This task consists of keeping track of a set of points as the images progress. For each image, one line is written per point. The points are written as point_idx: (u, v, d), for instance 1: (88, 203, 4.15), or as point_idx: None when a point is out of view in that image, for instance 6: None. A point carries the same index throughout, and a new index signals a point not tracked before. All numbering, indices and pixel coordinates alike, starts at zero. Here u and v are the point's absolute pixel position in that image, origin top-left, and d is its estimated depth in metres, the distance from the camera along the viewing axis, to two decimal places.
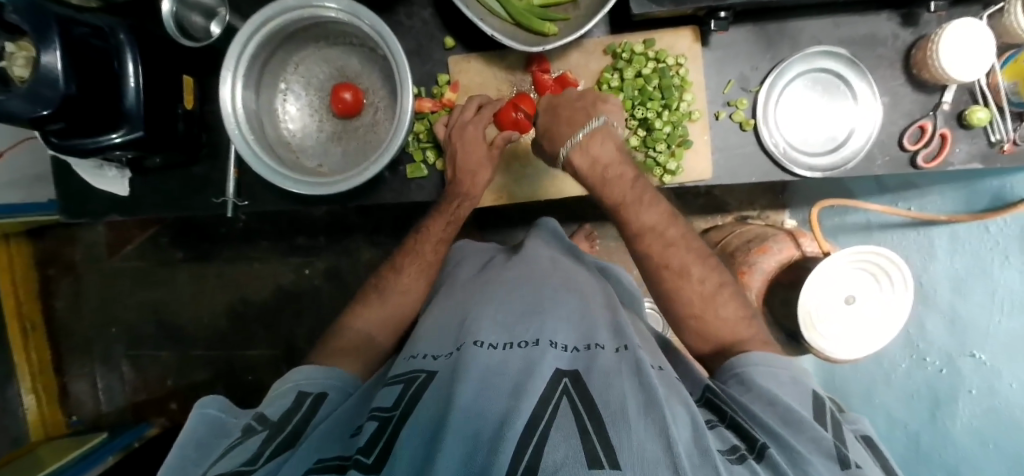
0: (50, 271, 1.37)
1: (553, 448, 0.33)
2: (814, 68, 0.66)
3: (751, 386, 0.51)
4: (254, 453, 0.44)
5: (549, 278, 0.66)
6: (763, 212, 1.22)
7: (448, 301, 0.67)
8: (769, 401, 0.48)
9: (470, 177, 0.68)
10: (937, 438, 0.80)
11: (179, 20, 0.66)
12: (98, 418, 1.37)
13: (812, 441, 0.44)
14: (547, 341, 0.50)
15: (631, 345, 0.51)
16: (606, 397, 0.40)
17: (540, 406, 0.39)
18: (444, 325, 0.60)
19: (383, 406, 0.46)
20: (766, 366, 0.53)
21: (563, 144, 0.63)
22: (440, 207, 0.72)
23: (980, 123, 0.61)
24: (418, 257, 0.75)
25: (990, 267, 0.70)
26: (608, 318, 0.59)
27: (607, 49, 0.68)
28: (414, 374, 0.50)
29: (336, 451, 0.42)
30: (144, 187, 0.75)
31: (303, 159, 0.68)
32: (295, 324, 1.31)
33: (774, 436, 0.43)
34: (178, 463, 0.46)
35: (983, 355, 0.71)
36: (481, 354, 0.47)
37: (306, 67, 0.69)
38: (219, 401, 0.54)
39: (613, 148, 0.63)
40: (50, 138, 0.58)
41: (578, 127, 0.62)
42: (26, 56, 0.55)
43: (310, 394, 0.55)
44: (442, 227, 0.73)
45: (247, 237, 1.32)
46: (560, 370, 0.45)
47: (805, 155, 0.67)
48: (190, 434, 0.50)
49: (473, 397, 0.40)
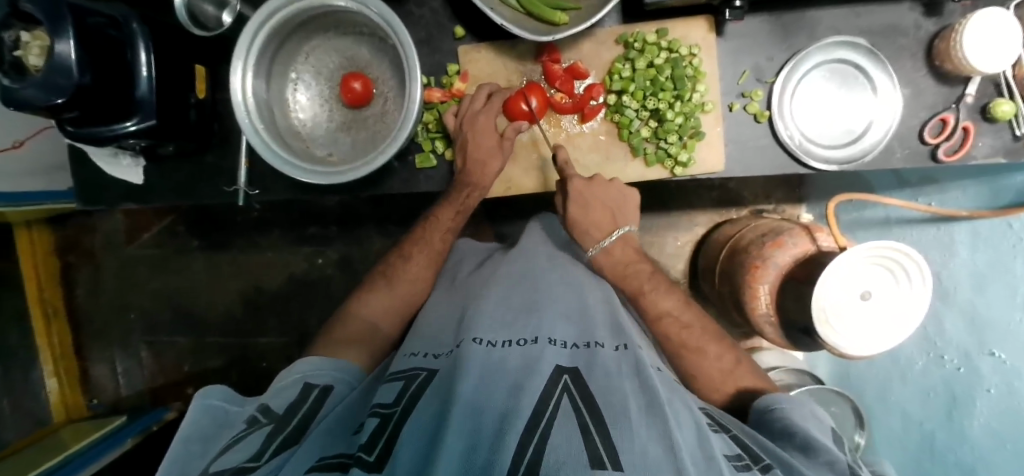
0: (70, 258, 1.40)
1: (555, 445, 0.34)
2: (833, 58, 0.64)
3: (771, 417, 0.52)
4: (257, 449, 0.44)
5: (550, 274, 0.65)
6: (778, 206, 1.20)
7: (455, 294, 0.67)
8: (782, 429, 0.49)
9: (479, 166, 0.67)
10: (954, 441, 0.78)
11: (190, 9, 0.66)
12: (117, 402, 1.40)
13: (828, 466, 0.44)
14: (546, 339, 0.50)
15: (630, 344, 0.52)
16: (606, 397, 0.41)
17: (541, 402, 0.39)
18: (447, 321, 0.61)
19: (384, 402, 0.46)
20: (787, 400, 0.54)
21: (592, 247, 0.71)
22: (450, 194, 0.71)
23: (1005, 118, 0.59)
24: (425, 243, 0.76)
25: (1014, 263, 0.67)
26: (608, 317, 0.60)
27: (619, 39, 0.67)
28: (414, 372, 0.50)
29: (340, 449, 0.42)
30: (159, 175, 0.76)
31: (314, 148, 0.68)
32: (307, 312, 1.33)
33: (782, 456, 0.43)
34: (180, 454, 0.47)
35: (1002, 354, 0.69)
36: (481, 351, 0.47)
37: (316, 57, 0.69)
38: (223, 391, 0.56)
39: (631, 251, 0.71)
40: (65, 126, 0.59)
41: (609, 236, 0.70)
42: (41, 45, 0.56)
43: (316, 386, 0.56)
44: (451, 216, 0.73)
45: (260, 226, 1.34)
46: (560, 367, 0.45)
47: (821, 148, 0.65)
48: (194, 422, 0.51)
49: (476, 392, 0.40)
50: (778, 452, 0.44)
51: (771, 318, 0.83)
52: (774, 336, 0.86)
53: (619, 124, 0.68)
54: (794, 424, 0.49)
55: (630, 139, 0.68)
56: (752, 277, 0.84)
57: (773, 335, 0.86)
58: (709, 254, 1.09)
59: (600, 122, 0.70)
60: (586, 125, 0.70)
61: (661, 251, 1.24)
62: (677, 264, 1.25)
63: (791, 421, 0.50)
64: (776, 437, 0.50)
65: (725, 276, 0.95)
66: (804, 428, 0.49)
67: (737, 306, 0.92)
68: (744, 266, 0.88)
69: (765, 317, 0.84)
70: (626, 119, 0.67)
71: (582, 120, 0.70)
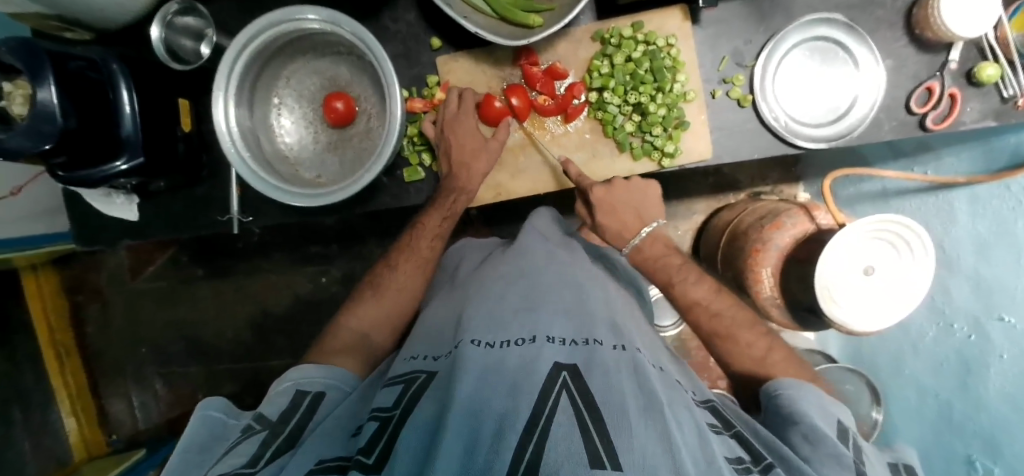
0: (79, 297, 1.41)
1: (555, 444, 0.33)
2: (811, 36, 0.64)
3: (782, 405, 0.53)
4: (252, 456, 0.44)
5: (547, 273, 0.65)
6: (775, 186, 1.20)
7: (448, 300, 0.68)
8: (790, 417, 0.51)
9: (465, 170, 0.68)
10: (972, 407, 0.77)
11: (169, 44, 0.68)
12: (135, 436, 1.41)
13: (834, 459, 0.44)
14: (543, 337, 0.49)
15: (629, 345, 0.52)
16: (606, 395, 0.40)
17: (540, 402, 0.39)
18: (443, 326, 0.60)
19: (384, 405, 0.46)
20: (797, 386, 0.55)
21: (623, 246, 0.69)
22: (437, 201, 0.71)
23: (991, 80, 0.59)
24: (415, 253, 0.76)
25: (1015, 225, 0.66)
26: (607, 314, 0.59)
27: (595, 36, 0.67)
28: (415, 374, 0.50)
29: (338, 452, 0.42)
30: (155, 210, 0.76)
31: (302, 171, 0.69)
32: (315, 330, 1.34)
33: (785, 455, 0.44)
34: (181, 465, 0.47)
35: (1011, 319, 0.67)
36: (476, 354, 0.46)
37: (298, 80, 0.69)
38: (221, 402, 0.55)
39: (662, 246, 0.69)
40: (56, 171, 0.59)
41: (638, 235, 0.68)
42: (24, 94, 0.57)
43: (308, 393, 0.56)
44: (438, 223, 0.72)
45: (262, 250, 1.35)
46: (560, 364, 0.45)
47: (806, 127, 0.65)
48: (194, 435, 0.51)
49: (475, 391, 0.40)
50: (784, 451, 0.45)
51: (776, 300, 0.82)
52: (780, 318, 0.84)
53: (603, 120, 0.68)
54: (802, 414, 0.50)
55: (615, 135, 0.68)
56: (753, 261, 0.83)
57: (780, 316, 0.84)
58: (710, 241, 1.09)
59: (584, 120, 0.70)
60: (570, 125, 0.70)
61: None
62: (679, 253, 1.24)
63: (800, 410, 0.51)
64: (785, 424, 0.51)
65: (727, 261, 0.95)
66: (812, 417, 0.49)
67: (741, 291, 0.91)
68: (744, 250, 0.87)
69: (770, 299, 0.83)
70: (609, 115, 0.67)
71: (566, 120, 0.69)
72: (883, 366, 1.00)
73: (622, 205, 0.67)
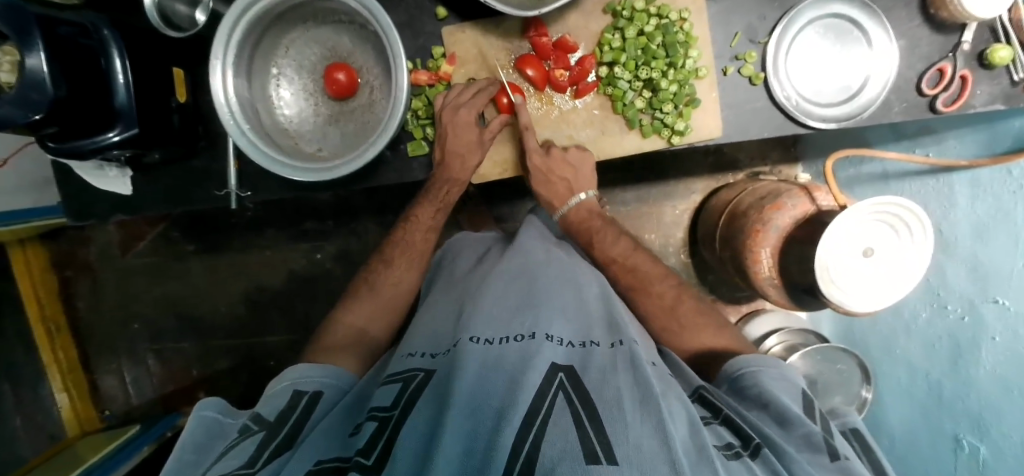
0: (67, 273, 1.38)
1: (551, 443, 0.34)
2: (826, 13, 0.63)
3: (745, 382, 0.52)
4: (247, 459, 0.44)
5: (545, 267, 0.64)
6: (774, 167, 1.20)
7: (448, 292, 0.68)
8: (757, 396, 0.50)
9: (458, 160, 0.68)
10: (960, 388, 0.79)
11: (162, 9, 0.64)
12: (129, 411, 1.41)
13: (805, 440, 0.45)
14: (542, 335, 0.49)
15: (626, 340, 0.51)
16: (603, 393, 0.40)
17: (536, 401, 0.38)
18: (442, 321, 0.60)
19: (381, 405, 0.45)
20: (761, 364, 0.54)
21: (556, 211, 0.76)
22: (431, 192, 0.74)
23: (1003, 63, 0.58)
24: (410, 246, 0.77)
25: (1013, 210, 0.67)
26: (604, 310, 0.59)
27: (607, 9, 0.65)
28: (412, 373, 0.50)
29: (336, 453, 0.42)
30: (148, 184, 0.74)
31: (302, 145, 0.67)
32: (311, 307, 1.33)
33: (768, 434, 0.44)
34: (176, 466, 0.46)
35: (1005, 300, 0.68)
36: (475, 350, 0.46)
37: (297, 50, 0.67)
38: (219, 403, 0.54)
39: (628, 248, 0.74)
40: (46, 141, 0.58)
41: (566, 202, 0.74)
42: (12, 61, 0.54)
43: (306, 393, 0.55)
44: (432, 214, 0.76)
45: (256, 226, 1.33)
46: (556, 364, 0.44)
47: (819, 106, 0.64)
48: (190, 434, 0.50)
49: (474, 386, 0.40)
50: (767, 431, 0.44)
51: (774, 281, 0.83)
52: (778, 298, 0.85)
53: (613, 96, 0.67)
54: (768, 392, 0.49)
55: (624, 111, 0.67)
56: (753, 242, 0.83)
57: (777, 297, 0.85)
58: (708, 221, 1.09)
59: (593, 96, 0.68)
60: (579, 100, 0.69)
61: (659, 221, 1.24)
62: (676, 232, 1.25)
63: (767, 389, 0.50)
64: (751, 404, 0.50)
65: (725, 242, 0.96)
66: (778, 395, 0.49)
67: (738, 270, 0.92)
68: (745, 231, 0.87)
69: (768, 280, 0.83)
70: (619, 91, 0.66)
71: (575, 95, 0.68)
72: (874, 346, 1.02)
73: (556, 174, 0.70)
